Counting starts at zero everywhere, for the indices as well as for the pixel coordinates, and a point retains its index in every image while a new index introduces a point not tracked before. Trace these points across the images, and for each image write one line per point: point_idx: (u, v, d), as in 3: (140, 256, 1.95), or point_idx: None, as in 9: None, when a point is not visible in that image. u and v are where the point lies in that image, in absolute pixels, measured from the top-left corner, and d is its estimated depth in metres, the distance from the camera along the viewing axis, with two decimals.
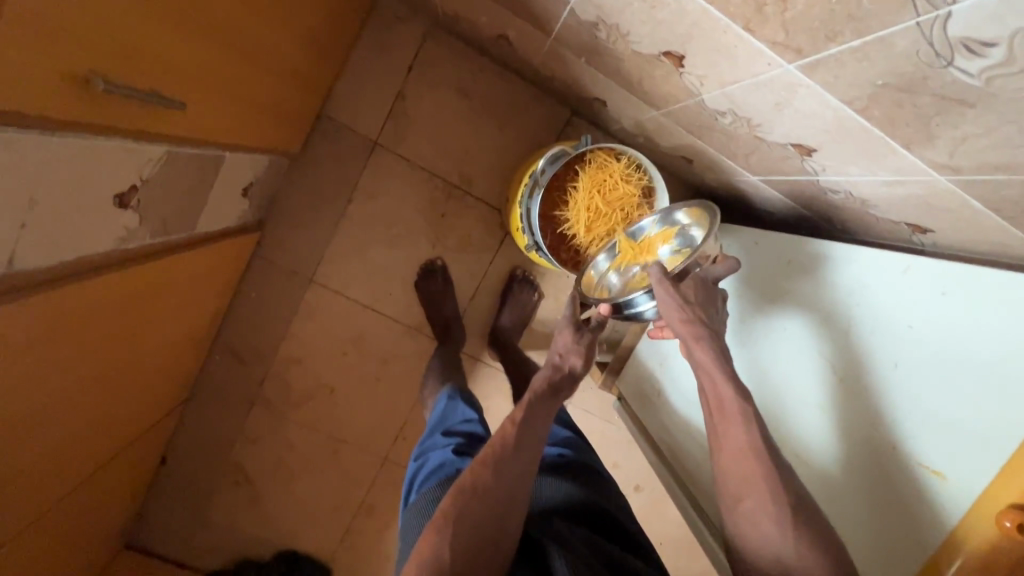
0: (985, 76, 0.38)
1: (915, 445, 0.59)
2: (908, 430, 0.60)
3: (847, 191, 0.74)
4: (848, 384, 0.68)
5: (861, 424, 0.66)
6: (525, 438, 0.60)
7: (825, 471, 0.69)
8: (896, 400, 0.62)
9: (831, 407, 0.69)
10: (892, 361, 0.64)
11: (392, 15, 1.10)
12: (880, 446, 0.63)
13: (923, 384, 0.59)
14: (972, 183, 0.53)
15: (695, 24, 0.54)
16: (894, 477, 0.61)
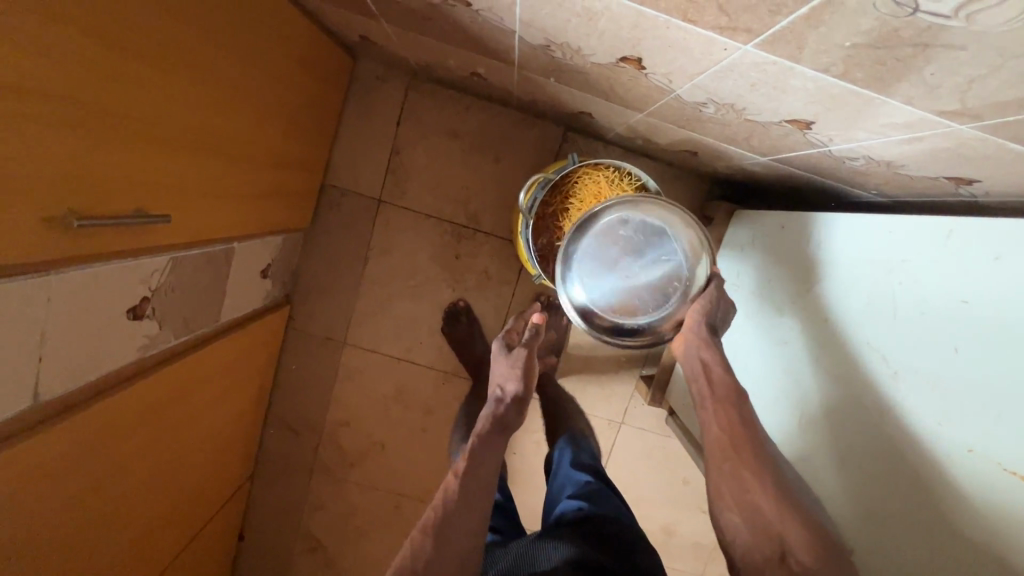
0: (963, 14, 0.32)
1: (995, 442, 0.49)
2: (982, 426, 0.50)
3: (865, 156, 0.65)
4: (902, 378, 0.59)
5: (923, 421, 0.56)
6: (467, 493, 0.64)
7: (895, 479, 0.60)
8: (962, 389, 0.52)
9: (893, 409, 0.60)
10: (951, 345, 0.54)
11: (372, 76, 1.13)
12: (952, 447, 0.53)
13: (990, 370, 0.50)
14: (1002, 126, 0.45)
15: (636, 26, 0.50)
16: (972, 477, 0.51)
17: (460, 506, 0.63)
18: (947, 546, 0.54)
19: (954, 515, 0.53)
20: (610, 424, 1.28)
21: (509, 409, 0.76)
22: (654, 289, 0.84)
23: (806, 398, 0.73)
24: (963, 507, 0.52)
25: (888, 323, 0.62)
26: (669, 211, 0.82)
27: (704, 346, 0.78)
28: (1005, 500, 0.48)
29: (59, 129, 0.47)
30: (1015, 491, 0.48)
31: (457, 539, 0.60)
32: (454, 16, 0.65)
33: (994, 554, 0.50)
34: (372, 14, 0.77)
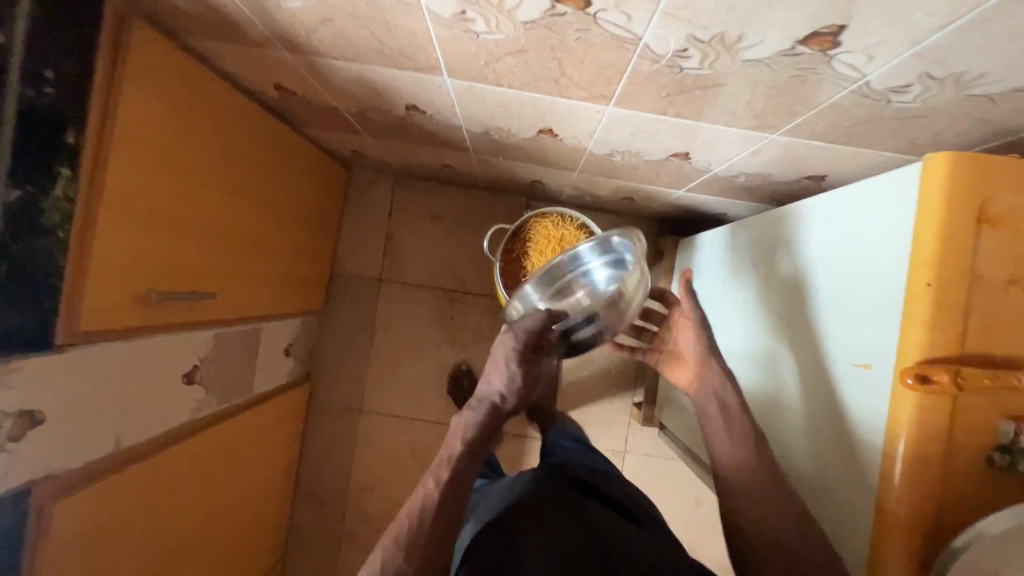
0: (709, 65, 0.52)
1: (835, 355, 0.59)
2: (828, 344, 0.60)
3: (742, 172, 0.84)
4: (779, 330, 0.70)
5: (797, 358, 0.66)
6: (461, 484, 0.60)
7: (787, 423, 0.67)
8: (816, 321, 0.63)
9: (781, 362, 0.69)
10: (807, 292, 0.66)
11: (365, 182, 1.39)
12: (816, 371, 0.62)
13: (827, 298, 0.61)
14: (796, 130, 0.64)
15: (536, 107, 0.71)
16: (825, 391, 0.60)
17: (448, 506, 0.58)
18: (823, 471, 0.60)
19: (821, 432, 0.60)
20: (613, 453, 1.36)
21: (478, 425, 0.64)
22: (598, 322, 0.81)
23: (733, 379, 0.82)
24: (827, 429, 0.59)
25: (772, 295, 0.73)
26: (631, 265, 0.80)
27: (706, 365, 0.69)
28: (846, 401, 0.56)
29: (142, 233, 0.67)
30: (859, 383, 0.55)
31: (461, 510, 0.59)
32: (417, 122, 0.88)
33: (847, 457, 0.56)
34: (358, 132, 1.02)
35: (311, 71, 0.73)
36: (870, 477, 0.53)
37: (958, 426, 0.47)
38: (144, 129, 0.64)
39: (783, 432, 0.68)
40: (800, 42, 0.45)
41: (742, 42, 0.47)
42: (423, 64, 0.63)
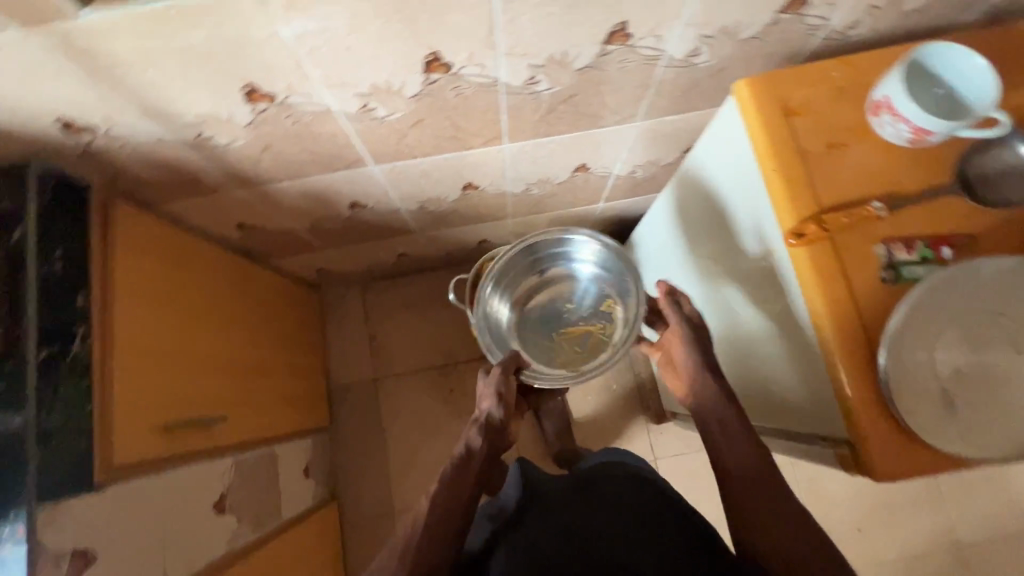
0: (556, 82, 0.68)
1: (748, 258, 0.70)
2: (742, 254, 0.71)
3: (637, 166, 1.00)
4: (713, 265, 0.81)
5: (731, 279, 0.76)
6: (443, 504, 0.66)
7: (749, 337, 0.76)
8: (729, 242, 0.74)
9: (723, 289, 0.80)
10: (714, 225, 0.78)
11: (336, 298, 1.50)
12: (745, 280, 0.72)
13: (727, 219, 0.74)
14: (650, 112, 0.80)
15: (450, 165, 0.87)
16: (757, 291, 0.70)
17: (436, 532, 0.63)
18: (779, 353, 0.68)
19: (768, 327, 0.69)
20: None
21: (461, 460, 0.70)
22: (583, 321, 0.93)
23: (704, 326, 0.91)
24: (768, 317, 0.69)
25: (698, 238, 0.85)
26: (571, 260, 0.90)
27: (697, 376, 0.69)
28: (770, 288, 0.66)
29: (151, 371, 0.75)
30: (770, 268, 0.65)
31: (451, 525, 0.64)
32: (362, 217, 1.02)
33: (790, 333, 0.64)
34: (318, 247, 1.15)
35: (264, 198, 0.88)
36: (804, 337, 0.61)
37: (847, 260, 0.57)
38: (139, 279, 0.75)
39: (749, 345, 0.76)
40: (606, 43, 0.62)
41: (567, 58, 0.64)
42: (350, 159, 0.79)
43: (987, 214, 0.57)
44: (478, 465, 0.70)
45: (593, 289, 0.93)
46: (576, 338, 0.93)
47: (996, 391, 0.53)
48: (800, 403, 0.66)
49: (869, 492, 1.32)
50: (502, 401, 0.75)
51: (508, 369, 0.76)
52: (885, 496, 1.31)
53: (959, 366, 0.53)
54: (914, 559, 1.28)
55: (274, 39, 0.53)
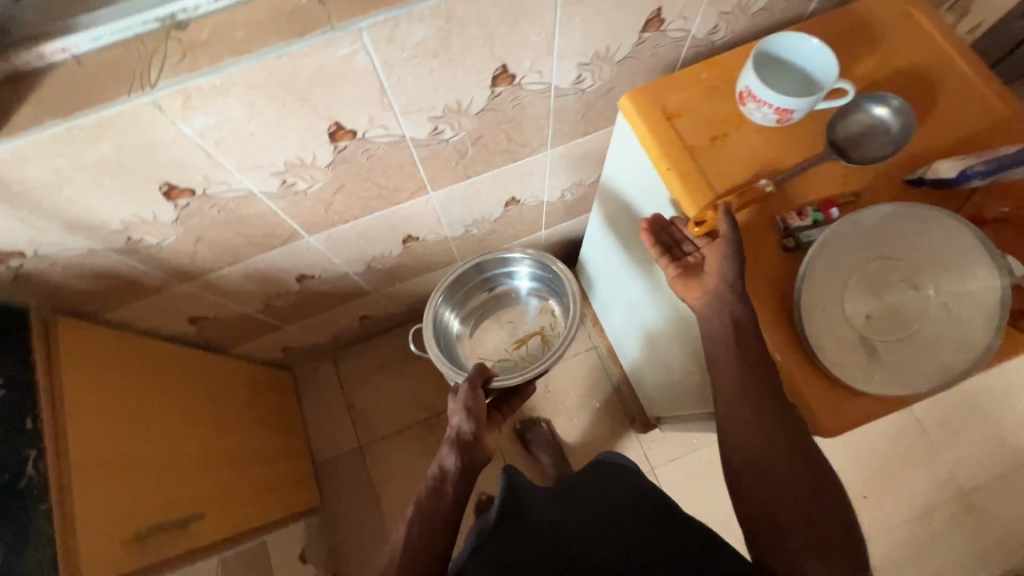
0: (459, 128, 0.73)
1: None
2: None
3: (564, 190, 1.05)
4: (649, 266, 0.85)
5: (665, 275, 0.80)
6: (425, 525, 0.66)
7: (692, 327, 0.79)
8: None
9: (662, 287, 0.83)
10: (639, 228, 0.82)
11: (309, 373, 1.50)
12: None
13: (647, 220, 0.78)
14: (559, 138, 0.86)
15: (384, 222, 0.90)
16: None
17: (419, 551, 0.64)
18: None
19: None
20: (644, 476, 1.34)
21: (437, 477, 0.71)
22: (529, 329, 1.21)
23: (657, 327, 0.94)
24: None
25: (630, 244, 0.89)
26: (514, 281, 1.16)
27: (733, 297, 0.57)
28: None
29: (116, 480, 0.73)
30: None
31: (437, 545, 0.65)
32: (313, 287, 1.04)
33: None
34: (277, 325, 1.16)
35: (209, 288, 0.90)
36: None
37: (749, 236, 0.61)
38: (91, 388, 0.74)
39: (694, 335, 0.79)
40: (493, 86, 0.68)
41: (462, 105, 0.69)
42: (285, 233, 0.82)
43: (863, 172, 0.62)
44: (454, 482, 0.70)
45: (535, 303, 1.21)
46: (529, 344, 1.21)
47: (911, 328, 0.56)
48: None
49: (864, 457, 1.33)
50: (471, 416, 0.75)
51: (473, 387, 0.78)
52: (880, 458, 1.32)
53: (872, 312, 0.57)
54: (924, 515, 1.28)
55: (179, 137, 0.57)
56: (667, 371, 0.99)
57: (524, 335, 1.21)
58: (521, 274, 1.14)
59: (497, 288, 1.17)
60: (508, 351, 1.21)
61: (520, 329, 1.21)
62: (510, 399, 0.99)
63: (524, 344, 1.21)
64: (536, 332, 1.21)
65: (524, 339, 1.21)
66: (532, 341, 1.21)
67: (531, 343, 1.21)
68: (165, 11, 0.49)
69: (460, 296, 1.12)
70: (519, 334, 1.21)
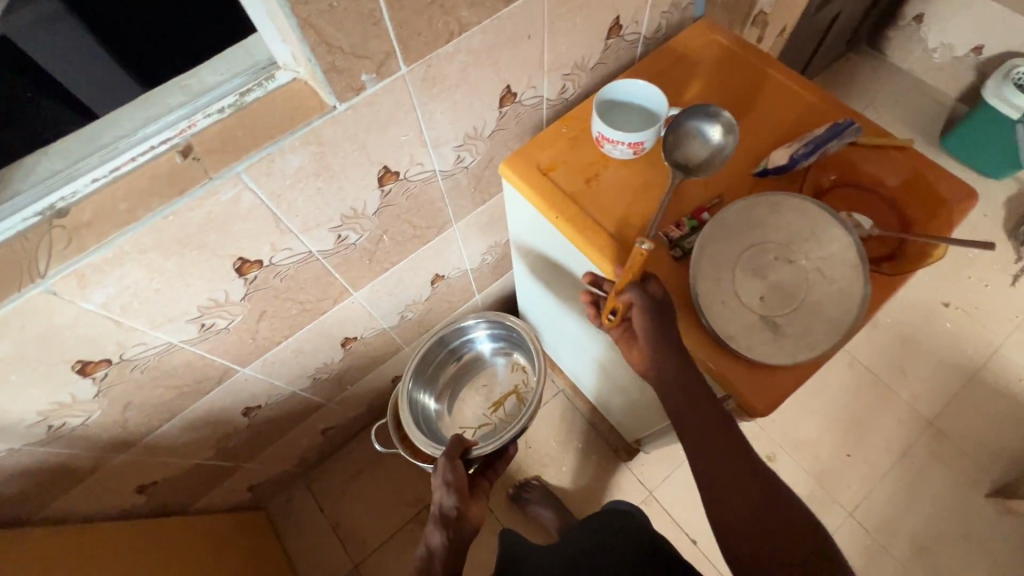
0: (362, 230, 0.77)
1: None
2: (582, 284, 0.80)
3: (482, 254, 1.10)
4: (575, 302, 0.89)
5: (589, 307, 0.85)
6: None
7: None
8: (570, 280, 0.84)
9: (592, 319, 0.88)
10: (555, 270, 0.87)
11: (284, 504, 1.42)
12: None
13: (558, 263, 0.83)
14: (460, 212, 0.92)
15: (316, 333, 0.91)
16: None
17: None
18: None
19: None
20: (645, 502, 1.33)
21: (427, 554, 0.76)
22: (502, 390, 1.24)
23: (603, 356, 0.97)
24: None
25: (554, 288, 0.94)
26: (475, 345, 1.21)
27: (669, 360, 0.59)
28: None
29: None
30: None
31: None
32: (263, 416, 1.02)
33: None
34: (236, 466, 1.11)
35: (151, 451, 0.86)
36: None
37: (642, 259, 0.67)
38: None
39: None
40: (381, 185, 0.73)
41: (358, 210, 0.73)
42: (217, 373, 0.81)
43: (719, 178, 0.70)
44: (440, 561, 0.74)
45: (502, 364, 1.25)
46: (506, 405, 1.23)
47: (798, 298, 0.63)
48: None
49: (834, 417, 1.38)
50: (450, 486, 0.82)
51: (451, 461, 0.84)
52: (848, 413, 1.38)
53: (762, 294, 0.63)
54: (904, 454, 1.34)
55: (82, 314, 0.58)
56: (626, 394, 1.02)
57: (500, 397, 1.24)
58: (481, 338, 1.19)
59: (461, 356, 1.22)
60: (486, 415, 1.24)
61: (493, 390, 1.25)
62: (494, 464, 0.97)
63: (500, 407, 1.23)
64: (508, 389, 1.25)
65: (499, 401, 1.24)
66: (507, 401, 1.24)
67: (507, 403, 1.23)
68: (44, 202, 0.50)
69: (430, 374, 1.15)
70: (493, 398, 1.24)
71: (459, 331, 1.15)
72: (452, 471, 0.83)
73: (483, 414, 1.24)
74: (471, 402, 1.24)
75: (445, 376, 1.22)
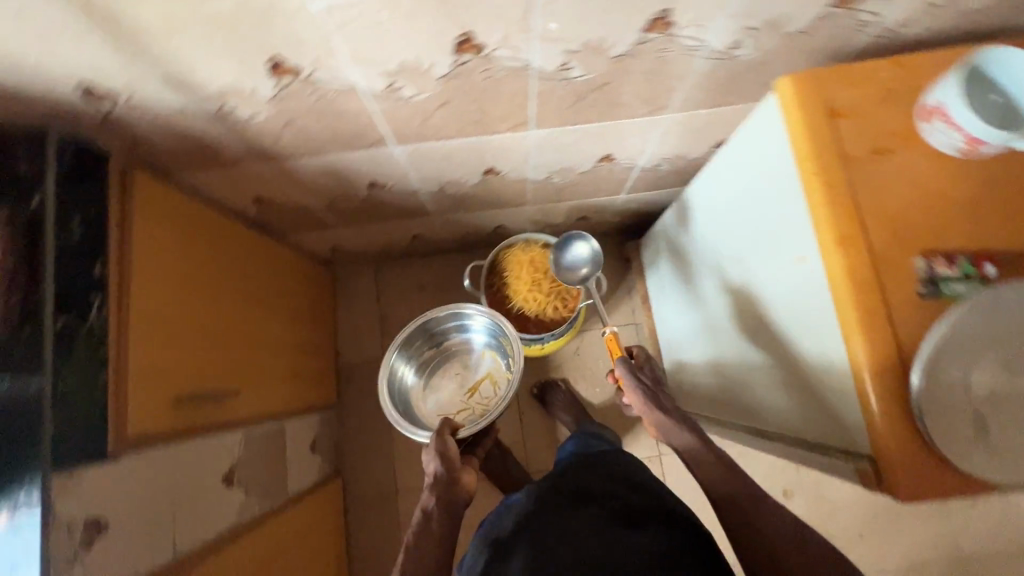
0: (589, 70, 0.65)
1: (783, 258, 0.67)
2: (772, 256, 0.69)
3: (662, 158, 0.96)
4: (741, 264, 0.78)
5: (757, 279, 0.75)
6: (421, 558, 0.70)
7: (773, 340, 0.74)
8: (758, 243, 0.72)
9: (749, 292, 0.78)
10: (746, 223, 0.75)
11: (350, 276, 1.49)
12: (775, 284, 0.70)
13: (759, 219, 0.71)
14: (682, 105, 0.77)
15: (473, 149, 0.85)
16: (789, 296, 0.68)
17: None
18: (806, 359, 0.66)
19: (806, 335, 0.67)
20: (650, 459, 1.34)
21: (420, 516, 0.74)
22: (491, 377, 1.15)
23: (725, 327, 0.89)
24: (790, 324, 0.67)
25: (725, 238, 0.83)
26: (460, 315, 1.08)
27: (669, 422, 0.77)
28: (801, 292, 0.64)
29: (167, 342, 0.74)
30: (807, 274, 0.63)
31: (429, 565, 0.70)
32: (381, 197, 1.02)
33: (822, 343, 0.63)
34: (333, 225, 1.14)
35: (281, 175, 0.87)
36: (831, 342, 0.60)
37: (885, 272, 0.55)
38: (155, 250, 0.73)
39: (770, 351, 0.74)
40: (645, 32, 0.60)
41: (603, 46, 0.61)
42: (373, 138, 0.77)
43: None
44: (438, 523, 0.73)
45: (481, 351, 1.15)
46: (482, 391, 1.14)
47: None
48: (815, 406, 0.65)
49: (872, 500, 1.31)
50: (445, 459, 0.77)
51: (441, 434, 0.80)
52: (889, 504, 1.29)
53: (995, 388, 0.51)
54: (914, 568, 1.27)
55: (305, 14, 0.52)
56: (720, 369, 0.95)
57: (478, 377, 1.15)
58: (473, 328, 1.11)
59: (451, 335, 1.12)
60: (463, 403, 1.14)
61: (479, 370, 1.15)
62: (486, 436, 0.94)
63: (479, 399, 1.14)
64: (487, 372, 1.15)
65: (475, 388, 1.15)
66: (484, 383, 1.15)
67: (487, 390, 1.14)
68: None
69: (412, 349, 1.07)
70: (471, 381, 1.16)
71: (449, 318, 1.08)
72: (447, 444, 0.78)
73: (458, 401, 1.14)
74: (447, 386, 1.15)
75: (410, 356, 1.07)
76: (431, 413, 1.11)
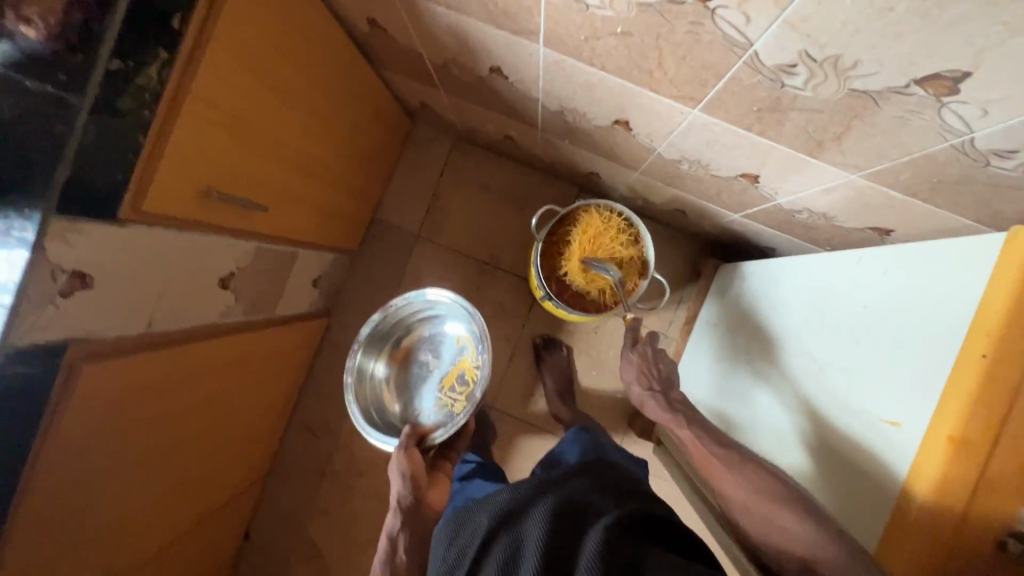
0: (811, 86, 0.50)
1: (874, 406, 0.57)
2: (862, 395, 0.59)
3: (806, 209, 0.81)
4: (818, 372, 0.69)
5: (826, 399, 0.65)
6: None
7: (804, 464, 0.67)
8: (852, 370, 0.62)
9: (807, 402, 0.69)
10: (852, 339, 0.64)
11: (425, 137, 1.38)
12: (845, 422, 0.61)
13: (871, 348, 0.60)
14: (877, 175, 0.62)
15: (619, 94, 0.71)
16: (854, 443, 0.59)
17: None
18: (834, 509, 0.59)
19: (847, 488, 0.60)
20: None
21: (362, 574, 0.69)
22: (469, 370, 1.11)
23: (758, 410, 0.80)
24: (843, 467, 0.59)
25: (817, 334, 0.72)
26: (430, 305, 1.11)
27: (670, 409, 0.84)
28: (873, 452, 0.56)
29: (221, 136, 0.68)
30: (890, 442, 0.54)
31: None
32: (497, 86, 0.89)
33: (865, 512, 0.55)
34: (433, 84, 1.01)
35: (407, 10, 0.73)
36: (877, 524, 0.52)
37: (981, 499, 0.48)
38: (244, 33, 0.64)
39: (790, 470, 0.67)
40: (913, 82, 0.44)
41: (853, 71, 0.46)
42: (524, 26, 0.63)
43: None
44: None
45: (457, 342, 1.14)
46: (458, 384, 1.11)
47: None
48: None
49: None
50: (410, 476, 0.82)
51: (407, 448, 0.87)
52: None
53: None
54: None
55: None
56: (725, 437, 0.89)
57: (456, 369, 1.12)
58: (442, 316, 1.13)
59: (425, 330, 1.15)
60: (442, 399, 1.12)
61: (456, 366, 1.13)
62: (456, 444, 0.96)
63: (458, 394, 1.11)
64: (464, 367, 1.12)
65: (452, 380, 1.12)
66: (461, 376, 1.12)
67: (462, 379, 1.11)
68: None
69: (377, 342, 1.11)
70: (450, 376, 1.13)
71: (413, 310, 1.12)
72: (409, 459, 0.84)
73: (434, 395, 1.13)
74: (428, 387, 1.13)
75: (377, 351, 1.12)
76: (409, 415, 1.11)
